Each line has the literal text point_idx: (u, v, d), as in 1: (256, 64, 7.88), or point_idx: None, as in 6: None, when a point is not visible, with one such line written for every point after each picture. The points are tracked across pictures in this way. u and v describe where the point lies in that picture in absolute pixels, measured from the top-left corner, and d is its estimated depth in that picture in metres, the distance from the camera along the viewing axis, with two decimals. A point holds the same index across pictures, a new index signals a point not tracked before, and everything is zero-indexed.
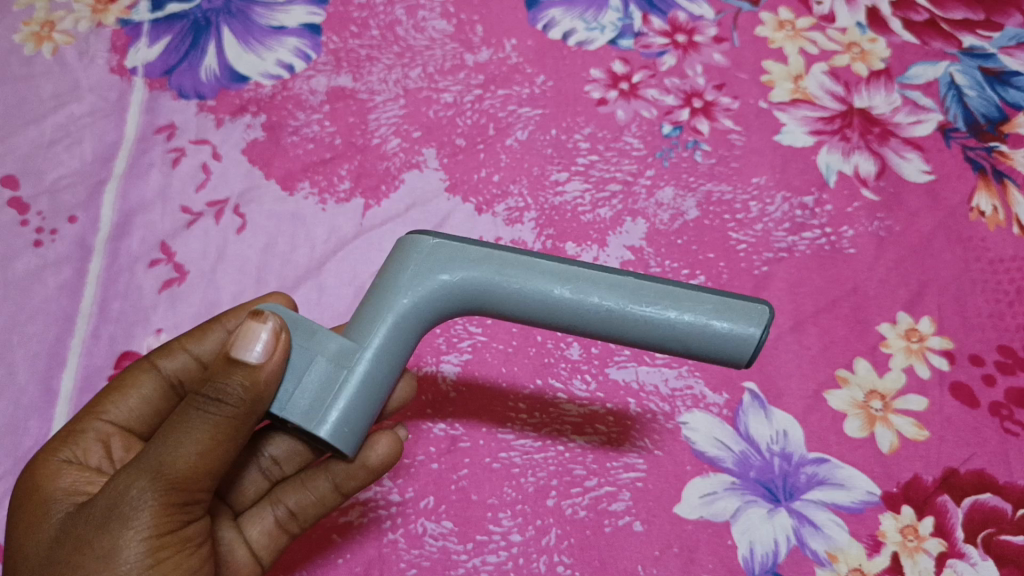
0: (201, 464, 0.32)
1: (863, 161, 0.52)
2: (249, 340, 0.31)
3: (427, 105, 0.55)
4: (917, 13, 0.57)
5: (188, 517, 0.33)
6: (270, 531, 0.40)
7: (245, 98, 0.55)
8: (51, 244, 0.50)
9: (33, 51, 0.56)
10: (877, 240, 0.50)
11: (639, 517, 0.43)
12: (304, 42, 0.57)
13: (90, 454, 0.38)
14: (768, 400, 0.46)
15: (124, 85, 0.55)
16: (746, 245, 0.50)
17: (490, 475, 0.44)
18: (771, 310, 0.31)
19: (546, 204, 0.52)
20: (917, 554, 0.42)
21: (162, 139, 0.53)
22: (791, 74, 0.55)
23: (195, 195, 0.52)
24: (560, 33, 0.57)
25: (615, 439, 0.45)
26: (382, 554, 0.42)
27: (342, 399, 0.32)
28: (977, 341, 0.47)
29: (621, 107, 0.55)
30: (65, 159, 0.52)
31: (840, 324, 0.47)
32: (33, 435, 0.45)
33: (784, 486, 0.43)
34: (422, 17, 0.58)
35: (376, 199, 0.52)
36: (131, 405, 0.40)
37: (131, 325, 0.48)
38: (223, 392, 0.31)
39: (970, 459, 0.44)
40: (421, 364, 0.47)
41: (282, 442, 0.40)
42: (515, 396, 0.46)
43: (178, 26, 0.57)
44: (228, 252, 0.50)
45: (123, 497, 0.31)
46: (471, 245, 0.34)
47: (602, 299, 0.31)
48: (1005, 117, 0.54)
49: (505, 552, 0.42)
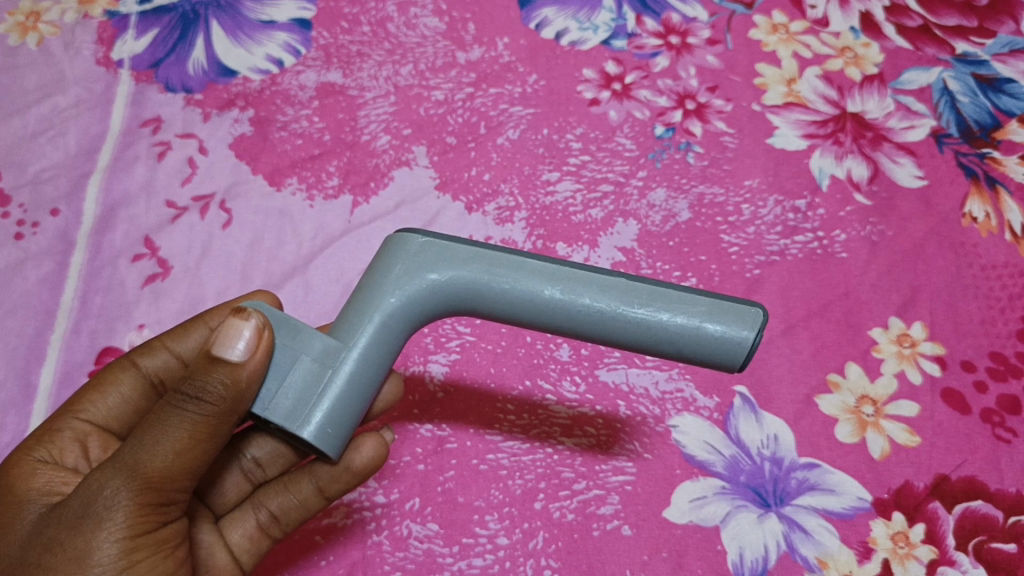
0: (178, 464, 0.31)
1: (856, 166, 0.52)
2: (232, 337, 0.31)
3: (417, 102, 0.54)
4: (911, 19, 0.57)
5: (165, 518, 0.32)
6: (252, 534, 0.39)
7: (233, 92, 0.54)
8: (33, 237, 0.49)
9: (17, 41, 0.55)
10: (870, 245, 0.50)
11: (628, 521, 0.42)
12: (294, 38, 0.56)
13: (66, 453, 0.37)
14: (758, 404, 0.45)
15: (110, 77, 0.54)
16: (739, 248, 0.50)
17: (478, 477, 0.43)
18: (764, 312, 0.30)
19: (537, 204, 0.51)
20: (908, 561, 0.41)
21: (148, 132, 0.52)
22: (785, 78, 0.55)
23: (181, 189, 0.51)
24: (553, 33, 0.57)
25: (603, 441, 0.44)
26: (367, 557, 0.41)
27: (326, 400, 0.31)
28: (969, 347, 0.47)
29: (615, 107, 0.54)
30: (49, 151, 0.51)
31: (832, 328, 0.47)
32: (10, 431, 0.43)
33: (774, 491, 0.43)
34: (414, 14, 0.57)
35: (365, 196, 0.51)
36: (109, 404, 0.39)
37: (113, 320, 0.47)
38: (203, 390, 0.30)
39: (961, 465, 0.44)
40: (408, 364, 0.46)
41: (264, 443, 0.40)
42: (503, 397, 0.45)
43: (166, 18, 0.56)
44: (213, 248, 0.49)
45: (96, 496, 0.30)
46: (460, 244, 0.33)
47: (592, 300, 0.31)
48: (998, 124, 0.53)
49: (491, 556, 0.41)
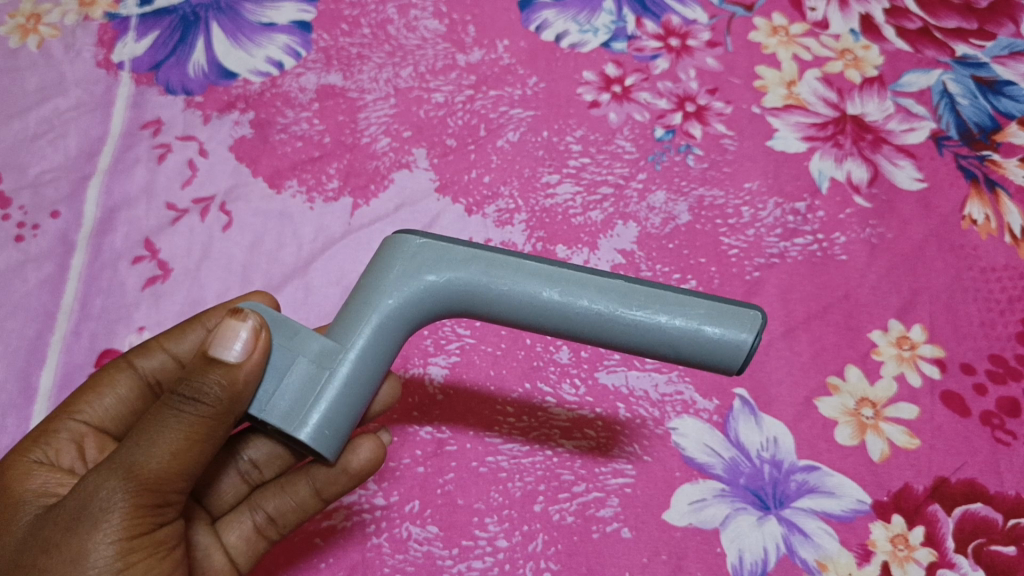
0: (174, 466, 0.31)
1: (855, 168, 0.52)
2: (229, 337, 0.31)
3: (418, 105, 0.54)
4: (911, 21, 0.57)
5: (162, 519, 0.32)
6: (248, 536, 0.39)
7: (233, 95, 0.54)
8: (33, 239, 0.49)
9: (18, 43, 0.55)
10: (870, 247, 0.50)
11: (628, 524, 0.42)
12: (294, 40, 0.56)
13: (63, 454, 0.37)
14: (758, 406, 0.45)
15: (111, 79, 0.54)
16: (738, 250, 0.50)
17: (478, 479, 0.43)
18: (763, 315, 0.30)
19: (537, 206, 0.51)
20: (907, 564, 0.41)
21: (148, 135, 0.52)
22: (784, 80, 0.55)
23: (181, 191, 0.51)
24: (553, 35, 0.57)
25: (604, 444, 0.44)
26: (366, 559, 0.41)
27: (324, 401, 0.31)
28: (969, 350, 0.47)
29: (614, 110, 0.54)
30: (49, 153, 0.51)
31: (832, 331, 0.47)
32: (10, 433, 0.43)
33: (774, 494, 0.43)
34: (415, 17, 0.57)
35: (365, 198, 0.51)
36: (106, 405, 0.39)
37: (113, 322, 0.47)
38: (200, 391, 0.30)
39: (961, 468, 0.44)
40: (408, 366, 0.46)
41: (261, 444, 0.40)
42: (503, 399, 0.45)
43: (167, 21, 0.56)
44: (213, 250, 0.49)
45: (92, 498, 0.30)
46: (458, 245, 0.33)
47: (591, 302, 0.31)
48: (998, 126, 0.53)
49: (491, 558, 0.41)
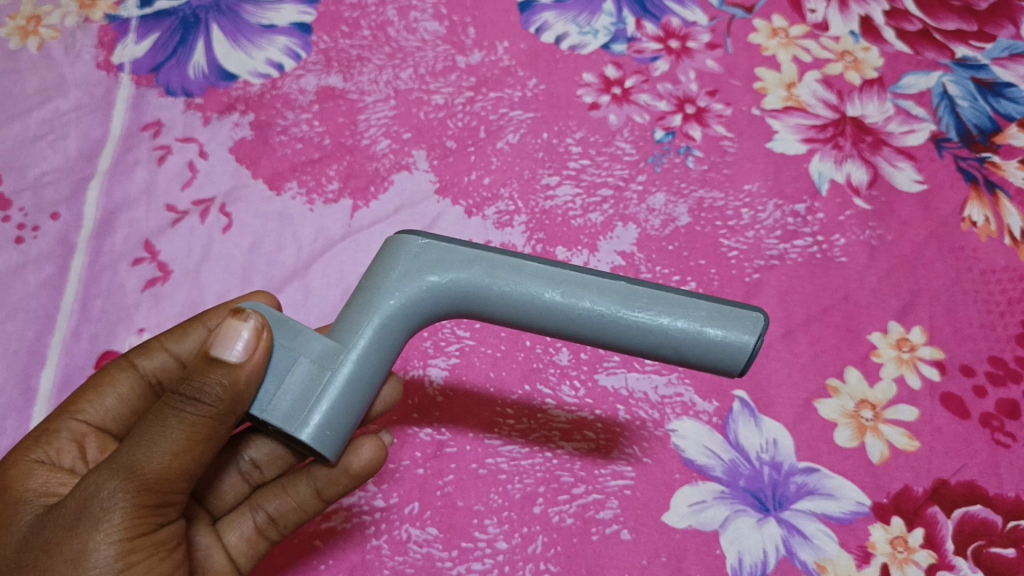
0: (176, 466, 0.31)
1: (855, 170, 0.52)
2: (231, 337, 0.31)
3: (418, 106, 0.54)
4: (911, 23, 0.57)
5: (162, 519, 0.32)
6: (249, 536, 0.39)
7: (233, 96, 0.54)
8: (34, 240, 0.49)
9: (18, 45, 0.55)
10: (870, 249, 0.50)
11: (628, 525, 0.42)
12: (294, 42, 0.56)
13: (63, 454, 0.37)
14: (757, 408, 0.45)
15: (111, 81, 0.54)
16: (738, 252, 0.50)
17: (477, 481, 0.43)
18: (765, 318, 0.30)
19: (536, 208, 0.51)
20: (907, 566, 0.41)
21: (148, 136, 0.52)
22: (784, 82, 0.55)
23: (181, 193, 0.51)
24: (553, 36, 0.57)
25: (603, 446, 0.44)
26: (366, 560, 0.41)
27: (325, 401, 0.31)
28: (968, 352, 0.47)
29: (614, 111, 0.55)
30: (49, 155, 0.51)
31: (831, 333, 0.47)
32: (10, 434, 0.43)
33: (774, 496, 0.43)
34: (414, 19, 0.57)
35: (365, 200, 0.51)
36: (107, 405, 0.39)
37: (113, 324, 0.47)
38: (201, 392, 0.31)
39: (960, 470, 0.44)
40: (407, 367, 0.46)
41: (262, 445, 0.40)
42: (503, 401, 0.45)
43: (167, 23, 0.56)
44: (213, 251, 0.49)
45: (93, 498, 0.30)
46: (460, 247, 0.33)
47: (593, 304, 0.31)
48: (997, 128, 0.54)
49: (490, 560, 0.41)
